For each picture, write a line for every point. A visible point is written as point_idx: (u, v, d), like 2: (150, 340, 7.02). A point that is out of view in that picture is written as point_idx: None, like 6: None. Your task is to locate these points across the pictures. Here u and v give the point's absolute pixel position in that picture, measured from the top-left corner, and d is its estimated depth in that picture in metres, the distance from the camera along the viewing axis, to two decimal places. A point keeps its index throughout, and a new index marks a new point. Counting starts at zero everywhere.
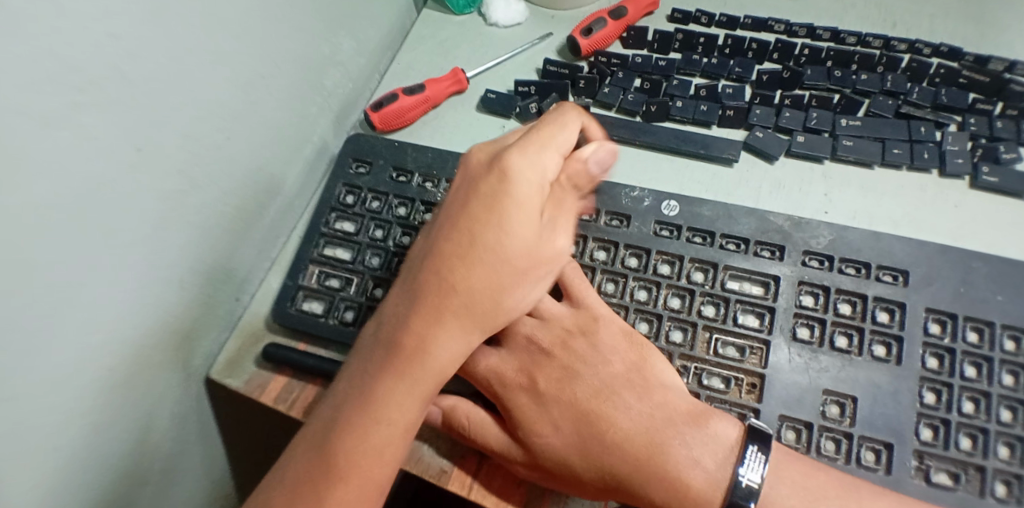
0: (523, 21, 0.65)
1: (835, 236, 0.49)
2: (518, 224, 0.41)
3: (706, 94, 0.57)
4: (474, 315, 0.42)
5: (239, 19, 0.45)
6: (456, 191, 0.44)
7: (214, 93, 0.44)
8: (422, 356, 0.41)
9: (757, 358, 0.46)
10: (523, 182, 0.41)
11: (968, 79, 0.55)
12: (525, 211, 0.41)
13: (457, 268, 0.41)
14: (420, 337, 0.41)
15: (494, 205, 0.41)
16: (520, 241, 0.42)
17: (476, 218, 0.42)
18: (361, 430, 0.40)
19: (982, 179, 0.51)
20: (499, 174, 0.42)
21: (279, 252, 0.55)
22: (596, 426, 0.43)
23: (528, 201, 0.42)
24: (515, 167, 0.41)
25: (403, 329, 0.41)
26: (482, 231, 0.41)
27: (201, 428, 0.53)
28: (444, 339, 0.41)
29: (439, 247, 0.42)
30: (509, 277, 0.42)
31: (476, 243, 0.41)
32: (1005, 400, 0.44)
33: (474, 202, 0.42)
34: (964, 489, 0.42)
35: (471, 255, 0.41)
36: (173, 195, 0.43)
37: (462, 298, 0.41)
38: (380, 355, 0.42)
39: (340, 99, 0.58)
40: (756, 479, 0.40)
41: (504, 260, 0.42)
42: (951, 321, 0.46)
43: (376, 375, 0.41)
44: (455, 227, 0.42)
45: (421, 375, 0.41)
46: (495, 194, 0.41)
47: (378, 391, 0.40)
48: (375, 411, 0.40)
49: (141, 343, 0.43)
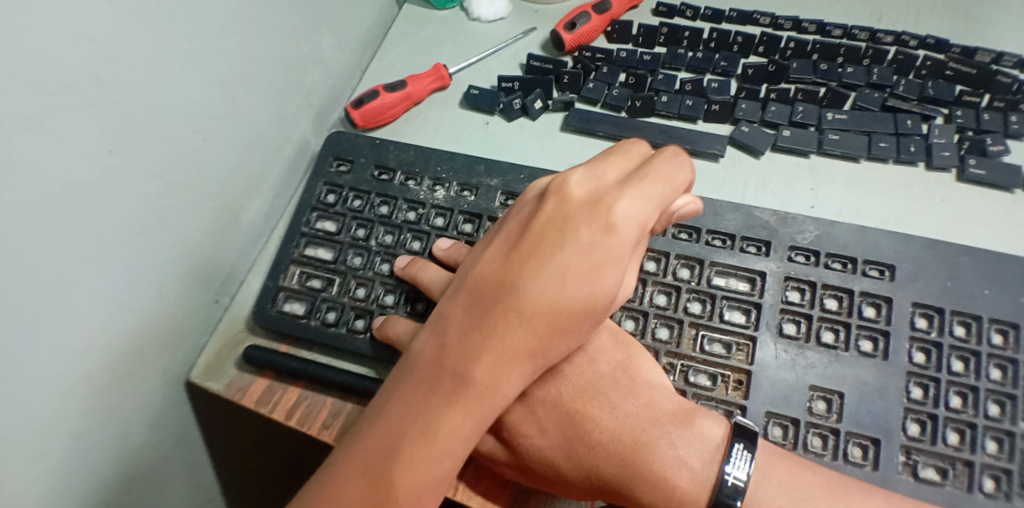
0: (507, 16, 0.64)
1: (821, 231, 0.49)
2: (611, 272, 0.38)
3: (691, 89, 0.56)
4: (546, 358, 0.38)
5: (217, 17, 0.44)
6: (548, 220, 0.39)
7: (193, 93, 0.43)
8: (492, 397, 0.37)
9: (743, 355, 0.46)
10: (627, 232, 0.38)
11: (954, 71, 0.55)
12: (621, 262, 0.38)
13: (543, 313, 0.37)
14: (494, 377, 0.37)
15: (594, 254, 0.38)
16: (609, 290, 0.38)
17: (571, 260, 0.38)
18: (420, 467, 0.36)
19: (969, 172, 0.51)
20: (607, 221, 0.38)
21: (261, 253, 0.54)
22: (581, 426, 0.43)
23: (625, 251, 0.38)
24: (621, 217, 0.38)
25: (476, 363, 0.37)
26: (575, 276, 0.38)
27: (184, 432, 0.52)
28: (517, 381, 0.38)
29: (522, 282, 0.38)
30: (588, 325, 0.39)
31: (566, 289, 0.37)
32: (993, 395, 0.43)
33: (571, 242, 0.38)
34: (952, 484, 0.42)
35: (561, 303, 0.37)
36: (152, 197, 0.42)
37: (541, 341, 0.38)
38: (444, 387, 0.37)
39: (321, 96, 0.57)
40: (742, 478, 0.40)
41: (590, 312, 0.38)
42: (938, 315, 0.45)
43: (437, 408, 0.37)
44: (545, 266, 0.38)
45: (488, 415, 0.38)
46: (596, 242, 0.38)
47: (441, 427, 0.37)
48: (438, 447, 0.37)
49: (122, 348, 0.43)
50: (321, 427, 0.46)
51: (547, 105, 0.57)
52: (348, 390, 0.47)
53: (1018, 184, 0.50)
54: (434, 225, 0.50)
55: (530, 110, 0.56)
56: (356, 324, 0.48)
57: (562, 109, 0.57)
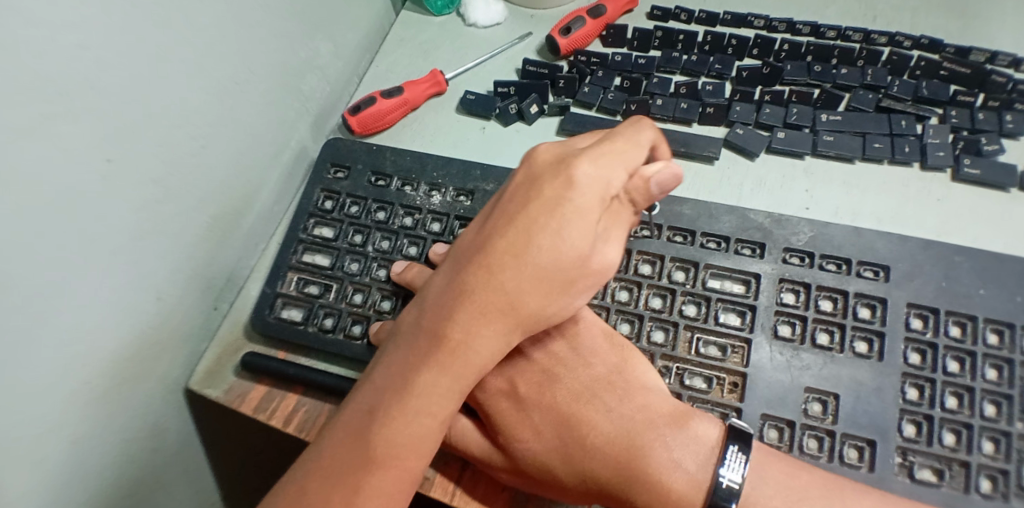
0: (503, 21, 0.65)
1: (815, 233, 0.49)
2: (575, 227, 0.38)
3: (686, 92, 0.56)
4: (519, 316, 0.38)
5: (213, 26, 0.44)
6: (517, 187, 0.40)
7: (190, 101, 0.44)
8: (462, 352, 0.38)
9: (738, 357, 0.46)
10: (586, 189, 0.38)
11: (948, 71, 0.55)
12: (588, 218, 0.38)
13: (504, 265, 0.38)
14: (463, 332, 0.38)
15: (556, 209, 0.38)
16: (578, 245, 0.38)
17: (535, 216, 0.38)
18: (398, 423, 0.37)
19: (964, 171, 0.51)
20: (565, 177, 0.38)
21: (259, 259, 0.55)
22: (576, 430, 0.43)
23: (589, 206, 0.38)
24: (582, 175, 0.38)
25: (447, 320, 0.38)
26: (538, 231, 0.38)
27: (185, 436, 0.53)
28: (489, 338, 0.38)
29: (488, 242, 0.39)
30: (561, 283, 0.39)
31: (530, 244, 0.38)
32: (989, 395, 0.43)
33: (533, 200, 0.39)
34: (948, 485, 0.42)
35: (526, 257, 0.38)
36: (150, 204, 0.42)
37: (512, 297, 0.38)
38: (420, 346, 0.39)
39: (319, 102, 0.57)
40: (736, 479, 0.40)
41: (559, 268, 0.38)
42: (934, 316, 0.45)
43: (414, 365, 0.39)
44: (511, 224, 0.39)
45: (461, 372, 0.38)
46: (556, 196, 0.38)
47: (415, 384, 0.38)
48: (414, 402, 0.38)
49: (122, 353, 0.43)
50: (319, 433, 0.47)
51: (542, 110, 0.57)
52: (346, 395, 0.47)
53: (1013, 183, 0.50)
54: (430, 230, 0.51)
55: (526, 115, 0.56)
56: (354, 329, 0.48)
57: (558, 113, 0.57)
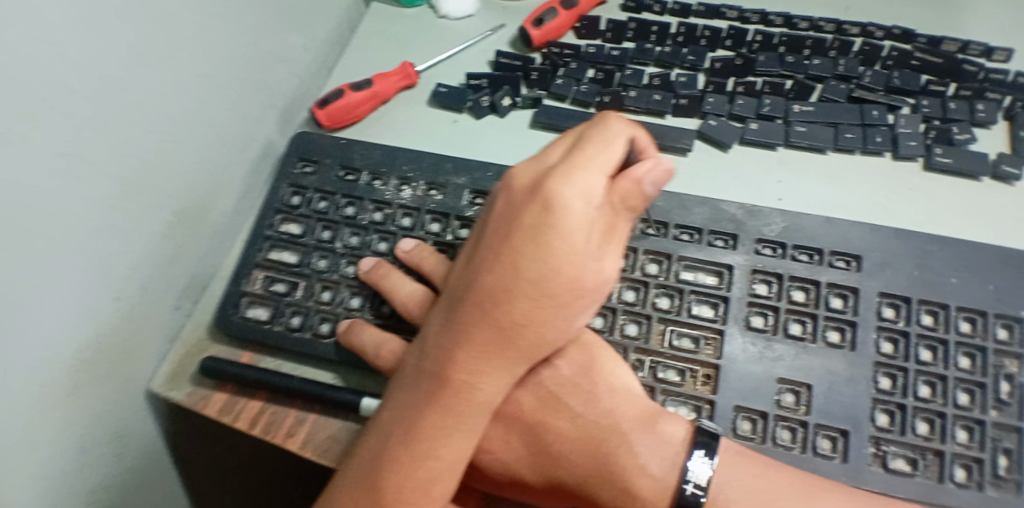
0: (474, 13, 0.64)
1: (788, 223, 0.48)
2: (564, 253, 0.37)
3: (659, 83, 0.56)
4: (517, 349, 0.39)
5: (171, 16, 0.43)
6: (499, 216, 0.39)
7: (148, 95, 0.43)
8: (466, 392, 0.38)
9: (711, 349, 0.46)
10: (568, 210, 0.37)
11: (920, 61, 0.55)
12: (574, 240, 0.37)
13: (495, 302, 0.38)
14: (464, 373, 0.38)
15: (539, 237, 0.37)
16: (567, 269, 0.37)
17: (519, 247, 0.38)
18: (406, 469, 0.38)
19: (936, 160, 0.50)
20: (544, 201, 0.37)
21: (225, 257, 0.54)
22: (543, 436, 0.43)
23: (574, 228, 0.37)
24: (562, 196, 0.37)
25: (447, 362, 0.39)
26: (525, 261, 0.37)
27: (149, 439, 0.52)
28: (490, 374, 0.39)
29: (479, 279, 0.39)
30: (550, 306, 0.38)
31: (518, 276, 0.37)
32: (962, 384, 0.43)
33: (516, 230, 0.38)
34: (923, 475, 0.42)
35: (513, 290, 0.38)
36: (105, 200, 0.41)
37: (506, 332, 0.38)
38: (421, 388, 0.39)
39: (286, 96, 0.56)
40: (701, 484, 0.41)
41: (549, 294, 0.38)
42: (905, 305, 0.45)
43: (419, 409, 0.39)
44: (499, 259, 0.38)
45: (465, 411, 0.39)
46: (538, 224, 0.37)
47: (421, 428, 0.38)
48: (420, 446, 0.38)
49: (78, 355, 0.42)
50: (285, 435, 0.47)
51: (515, 102, 0.57)
52: (312, 399, 0.47)
53: (985, 172, 0.50)
54: (400, 225, 0.50)
55: (499, 108, 0.56)
56: (322, 327, 0.48)
57: (531, 105, 0.56)
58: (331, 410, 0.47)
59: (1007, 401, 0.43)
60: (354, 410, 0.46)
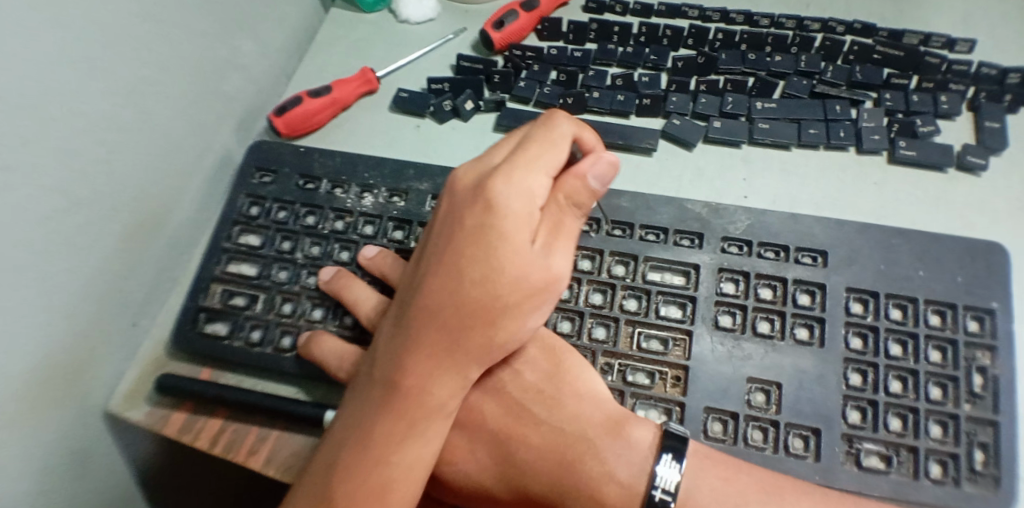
0: (436, 16, 0.64)
1: (752, 221, 0.48)
2: (508, 252, 0.36)
3: (623, 83, 0.55)
4: (467, 352, 0.38)
5: (115, 24, 0.42)
6: (443, 218, 0.38)
7: (93, 105, 0.41)
8: (417, 396, 0.37)
9: (680, 350, 0.45)
10: (511, 211, 0.36)
11: (882, 55, 0.55)
12: (517, 240, 0.36)
13: (441, 304, 0.37)
14: (414, 377, 0.37)
15: (482, 238, 0.36)
16: (512, 270, 0.36)
17: (463, 248, 0.37)
18: (359, 478, 0.37)
19: (899, 153, 0.51)
20: (485, 201, 0.36)
21: (184, 270, 0.53)
22: (507, 446, 0.42)
23: (517, 228, 0.36)
24: (502, 195, 0.36)
25: (397, 367, 0.38)
26: (469, 262, 0.36)
27: (110, 461, 0.50)
28: (441, 379, 0.38)
29: (425, 281, 0.38)
30: (498, 308, 0.37)
31: (462, 278, 0.36)
32: (934, 378, 0.43)
33: (459, 231, 0.37)
34: (897, 471, 0.41)
35: (458, 292, 0.36)
36: (52, 215, 0.40)
37: (454, 335, 0.37)
38: (373, 395, 0.38)
39: (242, 105, 0.56)
40: (670, 489, 0.39)
41: (495, 295, 0.36)
42: (873, 299, 0.45)
43: (371, 416, 0.38)
44: (443, 261, 0.37)
45: (418, 417, 0.38)
46: (481, 224, 0.36)
47: (374, 435, 0.37)
48: (373, 453, 0.37)
49: (28, 378, 0.40)
50: (248, 452, 0.45)
51: (478, 106, 0.56)
52: (274, 414, 0.45)
53: (950, 163, 0.50)
54: (362, 233, 0.49)
55: (461, 112, 0.55)
56: (284, 341, 0.47)
57: (494, 109, 0.56)
58: (295, 425, 0.46)
59: (981, 394, 0.42)
60: (317, 424, 0.45)
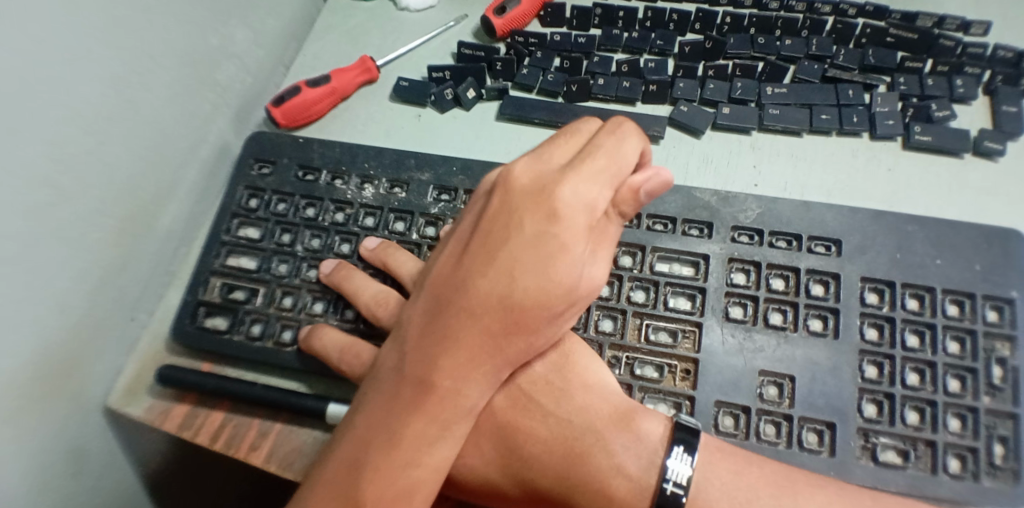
0: (436, 4, 0.62)
1: (763, 209, 0.46)
2: (565, 262, 0.35)
3: (628, 69, 0.54)
4: (507, 357, 0.37)
5: (102, 10, 0.41)
6: (493, 216, 0.37)
7: (83, 94, 0.40)
8: (452, 399, 0.36)
9: (689, 343, 0.43)
10: (574, 222, 0.35)
11: (895, 38, 0.53)
12: (575, 251, 0.35)
13: (490, 308, 0.35)
14: (453, 379, 0.36)
15: (541, 245, 0.35)
16: (566, 280, 0.36)
17: (518, 254, 0.35)
18: (386, 480, 0.35)
19: (914, 138, 0.49)
20: (549, 208, 0.35)
21: (181, 264, 0.52)
22: (512, 440, 0.41)
23: (576, 238, 0.36)
24: (566, 204, 0.35)
25: (432, 366, 0.36)
26: (524, 269, 0.35)
27: (110, 460, 0.49)
28: (478, 381, 0.37)
29: (471, 280, 0.36)
30: (546, 316, 0.36)
31: (515, 284, 0.35)
32: (952, 370, 0.41)
33: (515, 234, 0.36)
34: (915, 466, 0.40)
35: (509, 297, 0.35)
36: (41, 206, 0.39)
37: (498, 341, 0.36)
38: (402, 394, 0.36)
39: (238, 95, 0.54)
40: (682, 483, 0.38)
41: (545, 305, 0.36)
42: (889, 289, 0.43)
43: (400, 415, 0.36)
44: (492, 262, 0.36)
45: (450, 418, 0.36)
46: (542, 232, 0.35)
47: (404, 435, 0.36)
48: (402, 454, 0.35)
49: (21, 374, 0.39)
50: (249, 448, 0.44)
51: (480, 94, 0.55)
52: (277, 407, 0.44)
53: (966, 149, 0.49)
54: (363, 225, 0.48)
55: (463, 100, 0.54)
56: (284, 336, 0.46)
57: (496, 97, 0.55)
58: (295, 420, 0.45)
59: (1000, 387, 0.41)
60: (320, 418, 0.44)
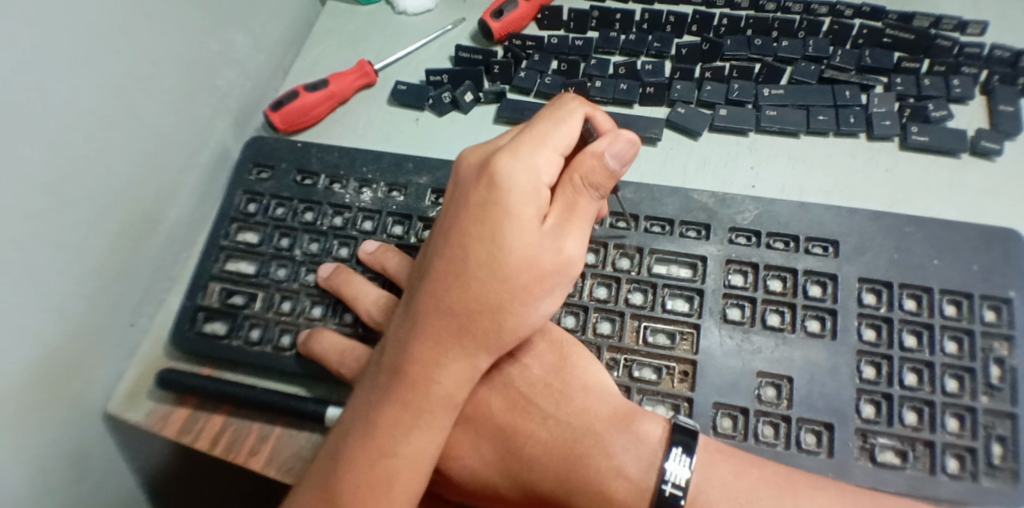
0: (433, 8, 0.63)
1: (761, 210, 0.46)
2: (515, 231, 0.35)
3: (625, 72, 0.54)
4: (475, 337, 0.36)
5: (102, 17, 0.41)
6: (450, 201, 0.38)
7: (83, 101, 0.40)
8: (423, 384, 0.36)
9: (688, 345, 0.43)
10: (513, 186, 0.35)
11: (892, 38, 0.53)
12: (520, 217, 0.35)
13: (447, 287, 0.36)
14: (421, 363, 0.36)
15: (486, 216, 0.35)
16: (516, 248, 0.35)
17: (469, 230, 0.36)
18: (361, 468, 0.35)
19: (912, 139, 0.49)
20: (488, 179, 0.35)
21: (181, 269, 0.52)
22: (512, 442, 0.41)
23: (521, 205, 0.35)
24: (504, 172, 0.35)
25: (404, 353, 0.37)
26: (476, 245, 0.35)
27: (111, 464, 0.49)
28: (447, 365, 0.36)
29: (433, 264, 0.37)
30: (505, 291, 0.35)
31: (467, 259, 0.35)
32: (950, 370, 0.41)
33: (464, 211, 0.36)
34: (913, 467, 0.40)
35: (462, 274, 0.35)
36: (43, 212, 0.39)
37: (460, 319, 0.36)
38: (381, 382, 0.37)
39: (237, 100, 0.55)
40: (681, 484, 0.38)
41: (500, 276, 0.35)
42: (887, 290, 0.43)
43: (378, 403, 0.37)
44: (448, 242, 0.36)
45: (423, 405, 0.36)
46: (485, 203, 0.35)
47: (379, 423, 0.36)
48: (376, 443, 0.36)
49: (23, 380, 0.39)
50: (248, 453, 0.44)
51: (478, 97, 0.55)
52: (277, 411, 0.45)
53: (963, 149, 0.49)
54: (362, 229, 0.48)
55: (461, 104, 0.54)
56: (283, 340, 0.46)
57: (494, 100, 0.55)
58: (296, 423, 0.45)
59: (999, 386, 0.41)
60: (320, 421, 0.44)
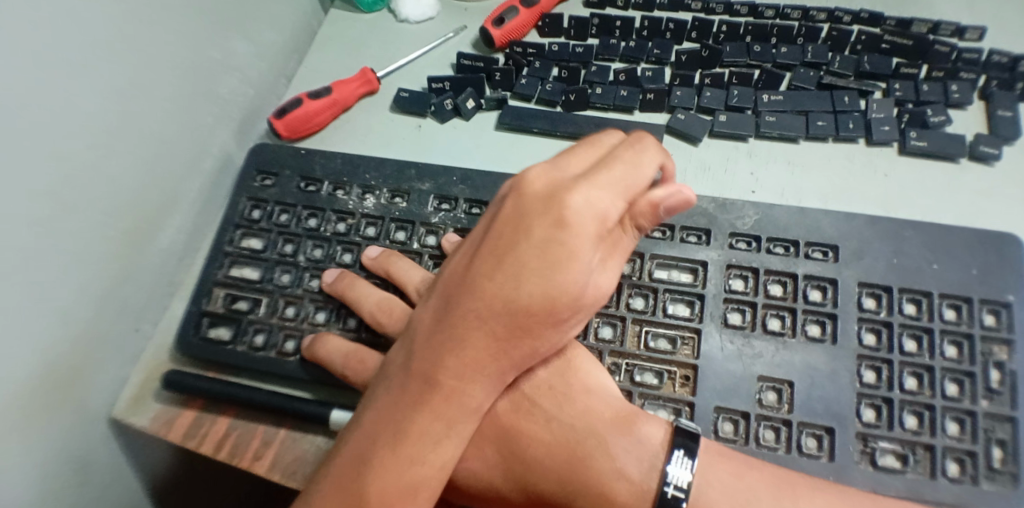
0: (435, 15, 0.63)
1: (761, 215, 0.47)
2: (575, 269, 0.35)
3: (625, 79, 0.55)
4: (512, 358, 0.37)
5: (105, 25, 0.41)
6: (504, 218, 0.37)
7: (87, 109, 0.41)
8: (457, 398, 0.36)
9: (689, 349, 0.44)
10: (583, 227, 0.35)
11: (890, 44, 0.54)
12: (584, 257, 0.35)
13: (497, 309, 0.35)
14: (457, 378, 0.36)
15: (550, 250, 0.35)
16: (573, 287, 0.35)
17: (527, 258, 0.35)
18: (390, 477, 0.35)
19: (910, 144, 0.50)
20: (558, 214, 0.35)
21: (185, 275, 0.52)
22: (515, 443, 0.41)
23: (586, 244, 0.35)
24: (578, 211, 0.35)
25: (438, 365, 0.36)
26: (532, 274, 0.35)
27: (115, 470, 0.49)
28: (483, 382, 0.37)
29: (479, 281, 0.36)
30: (551, 322, 0.36)
31: (522, 287, 0.35)
32: (950, 374, 0.42)
33: (525, 237, 0.35)
34: (914, 470, 0.40)
35: (516, 302, 0.35)
36: (45, 220, 0.39)
37: (504, 341, 0.36)
38: (410, 390, 0.37)
39: (240, 107, 0.55)
40: (682, 487, 0.38)
41: (552, 309, 0.35)
42: (886, 294, 0.44)
43: (406, 411, 0.36)
44: (501, 264, 0.36)
45: (455, 417, 0.37)
46: (552, 236, 0.35)
47: (409, 432, 0.36)
48: (406, 451, 0.36)
49: (28, 385, 0.40)
50: (252, 457, 0.45)
51: (479, 104, 0.55)
52: (281, 414, 0.45)
53: (962, 154, 0.49)
54: (365, 235, 0.49)
55: (462, 110, 0.55)
56: (287, 346, 0.46)
57: (495, 107, 0.56)
58: (300, 427, 0.45)
59: (999, 390, 0.41)
60: (324, 424, 0.44)
